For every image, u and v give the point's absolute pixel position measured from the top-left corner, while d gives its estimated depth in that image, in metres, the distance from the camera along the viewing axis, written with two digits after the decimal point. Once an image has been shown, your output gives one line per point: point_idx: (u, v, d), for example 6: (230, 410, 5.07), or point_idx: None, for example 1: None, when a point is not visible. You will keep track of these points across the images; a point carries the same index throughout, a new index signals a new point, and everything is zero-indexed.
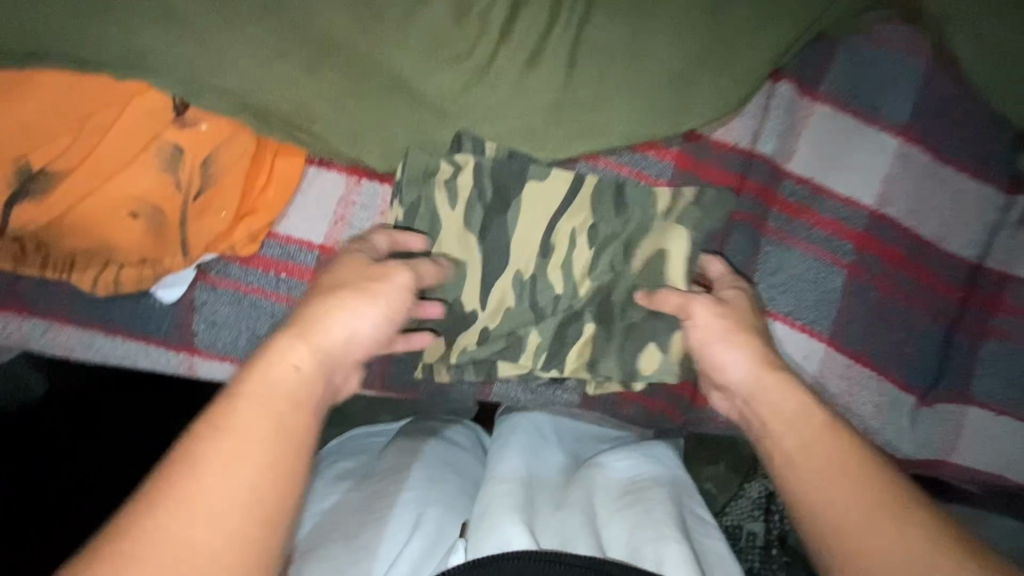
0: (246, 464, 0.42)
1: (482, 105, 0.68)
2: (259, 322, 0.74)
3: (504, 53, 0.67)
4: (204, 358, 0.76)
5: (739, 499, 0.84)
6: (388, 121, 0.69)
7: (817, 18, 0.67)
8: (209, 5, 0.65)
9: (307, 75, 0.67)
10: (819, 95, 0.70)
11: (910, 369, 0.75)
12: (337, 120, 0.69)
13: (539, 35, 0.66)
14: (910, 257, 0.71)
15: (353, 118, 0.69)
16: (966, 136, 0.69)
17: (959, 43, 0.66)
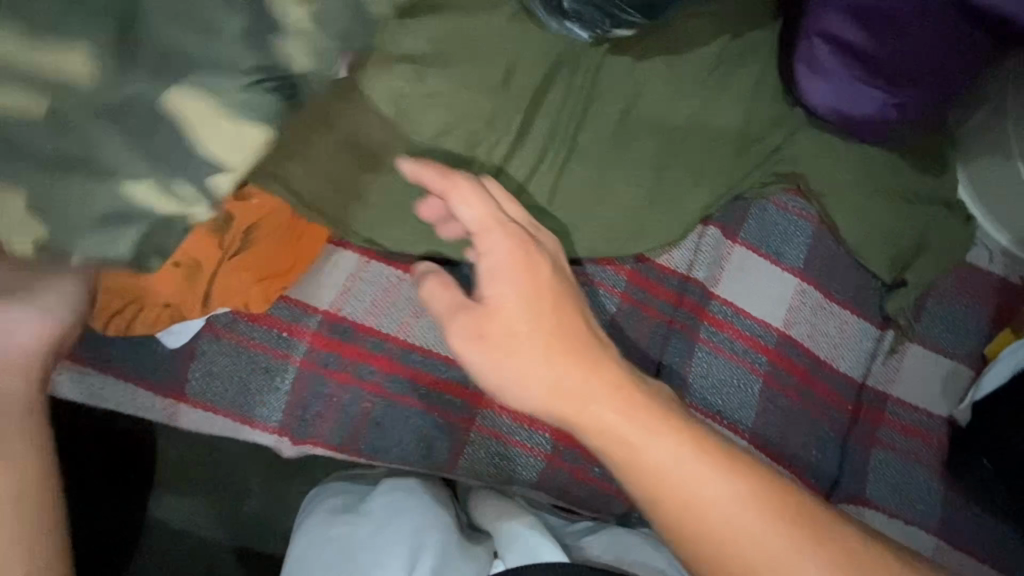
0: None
1: None
2: (254, 378, 0.74)
3: (504, 176, 0.83)
4: (190, 407, 0.73)
5: None
6: (406, 216, 0.76)
7: (732, 185, 0.91)
8: None
9: (345, 170, 0.73)
10: (739, 240, 0.90)
11: (820, 471, 0.88)
12: (363, 210, 0.75)
13: (531, 168, 0.85)
14: (811, 373, 0.88)
15: (378, 209, 0.75)
16: (846, 282, 0.91)
17: (833, 213, 0.92)
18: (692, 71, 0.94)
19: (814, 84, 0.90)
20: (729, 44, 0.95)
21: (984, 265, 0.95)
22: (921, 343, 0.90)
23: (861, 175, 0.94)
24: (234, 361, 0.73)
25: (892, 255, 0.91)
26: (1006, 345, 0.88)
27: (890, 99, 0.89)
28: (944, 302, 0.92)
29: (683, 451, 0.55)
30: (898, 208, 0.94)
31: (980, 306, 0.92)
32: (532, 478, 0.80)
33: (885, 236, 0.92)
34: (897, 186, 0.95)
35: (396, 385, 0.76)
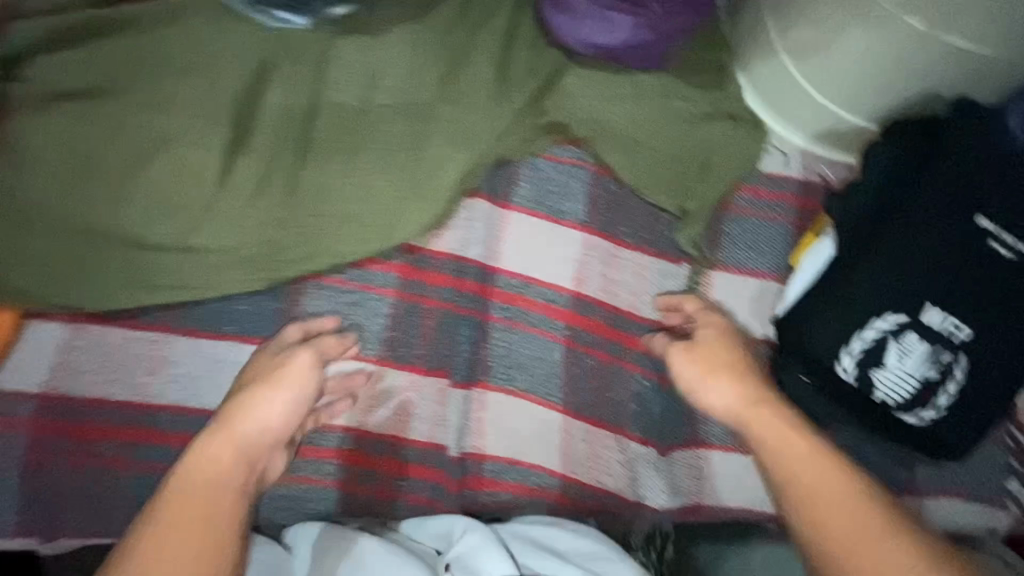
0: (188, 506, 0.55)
1: (207, 244, 0.73)
2: None
3: (226, 195, 0.74)
4: None
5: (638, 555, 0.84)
6: (107, 270, 0.71)
7: (493, 147, 0.84)
8: None
9: (25, 241, 0.69)
10: (512, 206, 0.84)
11: (645, 424, 0.84)
12: (56, 277, 0.70)
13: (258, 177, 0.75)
14: (614, 328, 0.84)
15: (70, 269, 0.70)
16: (636, 224, 0.85)
17: (608, 155, 0.86)
18: (431, 35, 0.87)
19: (559, 21, 0.87)
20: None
21: (781, 172, 0.90)
22: (724, 269, 0.85)
23: (635, 106, 0.88)
24: None
25: (679, 185, 0.86)
26: (808, 249, 0.83)
27: (638, 19, 0.85)
28: (741, 220, 0.87)
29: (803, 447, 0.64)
30: (678, 133, 0.88)
31: (780, 215, 0.88)
32: (329, 509, 0.76)
33: (667, 166, 0.86)
34: (676, 110, 0.89)
35: (147, 453, 0.69)
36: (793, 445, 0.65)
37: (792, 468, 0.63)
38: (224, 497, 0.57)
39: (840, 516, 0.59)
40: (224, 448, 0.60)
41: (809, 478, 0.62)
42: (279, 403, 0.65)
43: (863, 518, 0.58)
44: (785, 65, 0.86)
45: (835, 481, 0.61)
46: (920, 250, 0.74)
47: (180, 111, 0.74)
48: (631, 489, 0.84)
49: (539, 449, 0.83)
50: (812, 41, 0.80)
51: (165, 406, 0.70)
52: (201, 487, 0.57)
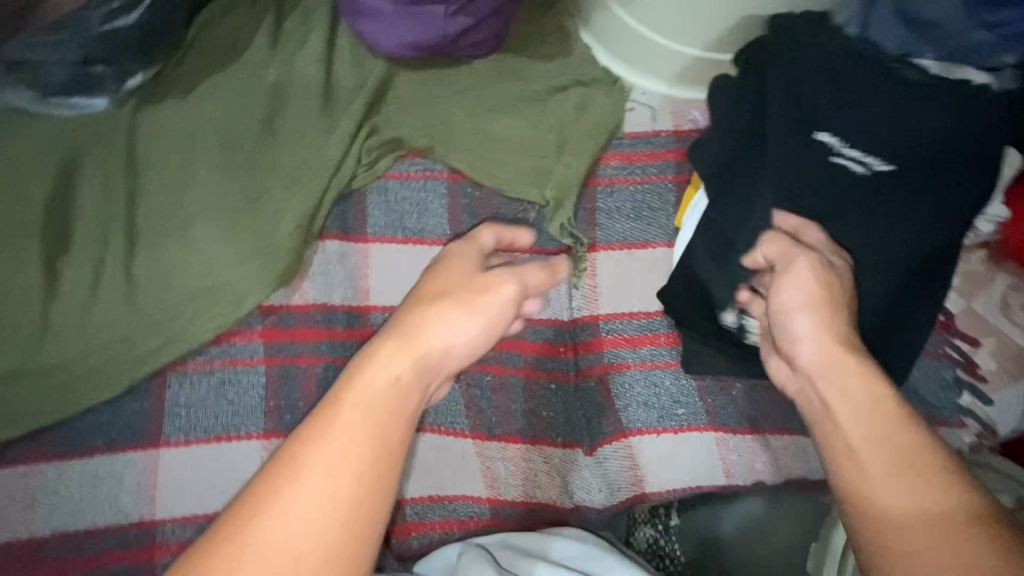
0: (344, 478, 0.46)
1: (50, 361, 0.70)
2: None
3: (59, 306, 0.71)
4: None
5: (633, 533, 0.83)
6: None
7: (334, 182, 0.79)
8: None
9: None
10: (369, 238, 0.80)
11: (563, 426, 0.80)
12: None
13: (90, 279, 0.72)
14: (506, 338, 0.79)
15: None
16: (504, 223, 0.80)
17: (458, 157, 0.80)
18: (247, 81, 0.82)
19: (371, 29, 0.80)
20: (279, 28, 0.85)
21: (648, 127, 0.83)
22: (606, 247, 0.80)
23: (475, 97, 0.82)
24: None
25: (539, 169, 0.80)
26: (688, 207, 0.78)
27: (450, 7, 0.77)
28: (615, 191, 0.81)
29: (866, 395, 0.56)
30: (527, 114, 0.82)
31: (655, 176, 0.82)
32: None
33: (521, 153, 0.80)
34: (521, 90, 0.83)
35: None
36: (877, 404, 0.56)
37: (873, 430, 0.54)
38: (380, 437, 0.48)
39: (901, 482, 0.51)
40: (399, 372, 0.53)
41: (869, 450, 0.53)
42: (466, 329, 0.58)
43: (932, 474, 0.51)
44: (617, 17, 0.80)
45: (910, 439, 0.53)
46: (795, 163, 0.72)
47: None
48: (567, 493, 0.80)
49: (460, 480, 0.79)
50: None
51: (53, 535, 0.68)
52: (375, 419, 0.49)
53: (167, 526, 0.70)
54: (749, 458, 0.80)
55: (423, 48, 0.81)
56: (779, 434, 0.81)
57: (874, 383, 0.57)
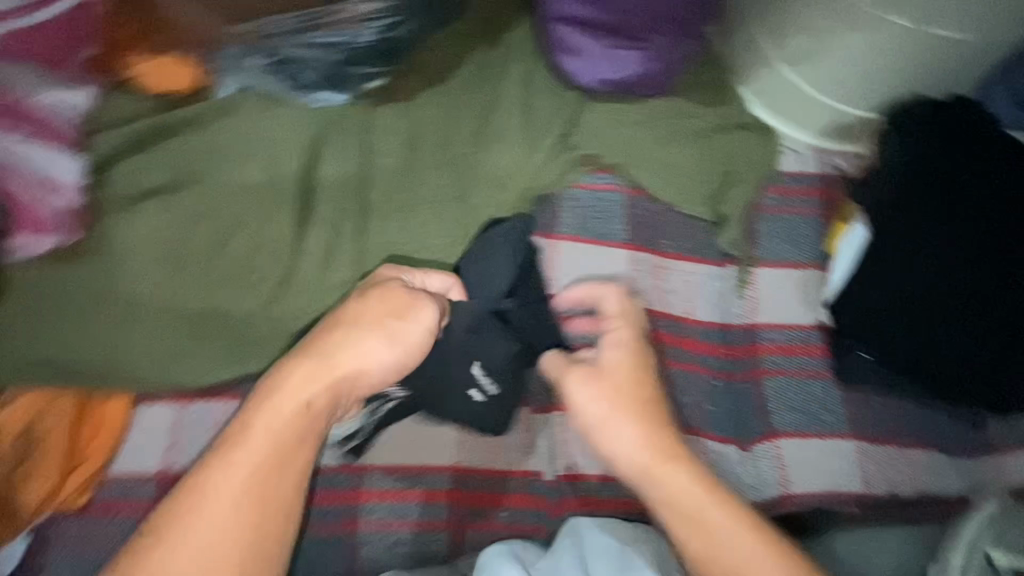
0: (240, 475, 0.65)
1: (294, 308, 0.79)
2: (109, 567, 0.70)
3: (302, 263, 0.80)
4: None
5: None
6: (201, 348, 0.74)
7: (535, 187, 0.91)
8: (28, 300, 0.68)
9: (116, 332, 0.71)
10: (559, 236, 0.90)
11: (720, 422, 0.87)
12: (151, 362, 0.72)
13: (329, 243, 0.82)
14: (676, 334, 0.88)
15: (165, 353, 0.73)
16: (679, 236, 0.91)
17: (643, 177, 0.92)
18: (461, 92, 0.94)
19: (573, 65, 0.93)
20: (487, 54, 0.96)
21: (798, 169, 0.97)
22: (766, 264, 0.91)
23: (657, 128, 0.95)
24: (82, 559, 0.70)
25: (709, 194, 0.92)
26: (842, 236, 0.89)
27: (645, 53, 0.91)
28: (773, 218, 0.93)
29: (682, 481, 0.73)
30: (699, 149, 0.94)
31: (807, 208, 0.94)
32: (443, 552, 0.77)
33: (695, 179, 0.92)
34: (692, 126, 0.96)
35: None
36: (677, 475, 0.73)
37: (674, 494, 0.72)
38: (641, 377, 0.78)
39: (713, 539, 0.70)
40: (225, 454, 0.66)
41: (678, 513, 0.72)
42: (379, 345, 0.71)
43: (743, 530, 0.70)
44: (785, 75, 0.93)
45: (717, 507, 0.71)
46: (924, 251, 0.81)
47: (252, 192, 0.80)
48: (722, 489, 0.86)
49: None
50: (809, 49, 0.88)
51: None
52: (265, 455, 0.66)
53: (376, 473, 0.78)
54: (887, 469, 0.87)
55: (615, 84, 0.94)
56: (916, 447, 0.88)
57: (681, 469, 0.73)
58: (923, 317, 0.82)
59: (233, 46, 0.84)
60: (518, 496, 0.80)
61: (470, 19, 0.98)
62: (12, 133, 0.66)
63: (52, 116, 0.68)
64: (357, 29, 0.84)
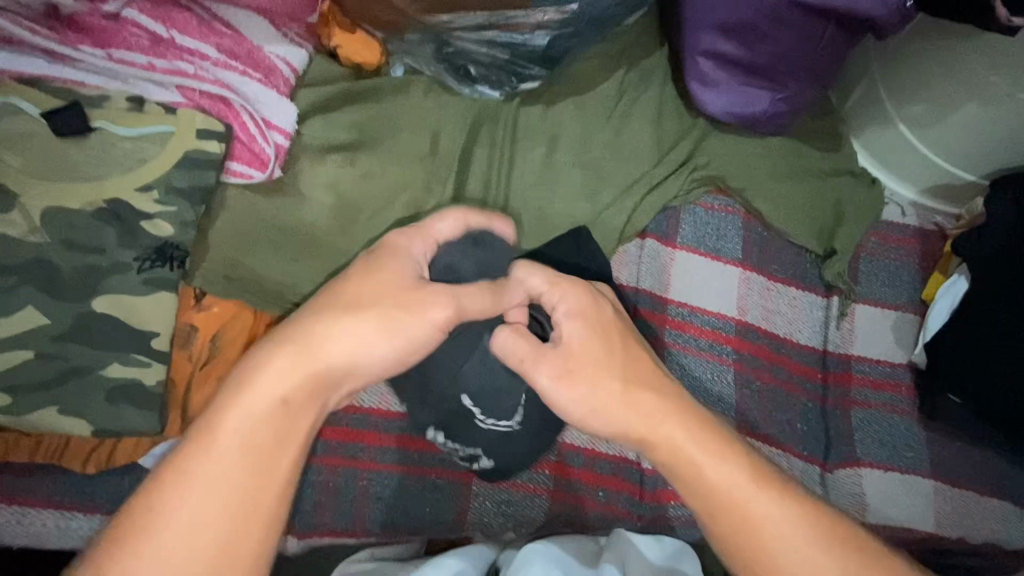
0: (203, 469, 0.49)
1: None
2: None
3: None
4: None
5: None
6: None
7: (660, 196, 0.98)
8: (229, 218, 0.74)
9: (292, 262, 0.75)
10: (678, 245, 0.97)
11: (810, 440, 0.92)
12: None
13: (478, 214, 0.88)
14: (776, 352, 0.94)
15: None
16: (786, 263, 0.98)
17: (759, 202, 0.99)
18: (600, 105, 1.04)
19: (707, 96, 1.01)
20: (625, 77, 1.07)
21: (899, 220, 1.04)
22: (864, 302, 0.97)
23: (773, 162, 1.03)
24: None
25: (819, 229, 0.99)
26: (940, 286, 0.96)
27: (777, 94, 1.00)
28: (875, 259, 1.00)
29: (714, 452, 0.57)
30: (812, 188, 1.02)
31: (907, 256, 1.01)
32: (540, 519, 0.81)
33: (807, 214, 0.99)
34: (805, 166, 1.04)
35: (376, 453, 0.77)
36: (712, 464, 0.56)
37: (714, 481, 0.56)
38: (616, 343, 0.61)
39: (778, 525, 0.54)
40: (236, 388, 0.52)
41: (739, 504, 0.55)
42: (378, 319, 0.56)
43: (801, 525, 0.54)
44: (901, 132, 1.01)
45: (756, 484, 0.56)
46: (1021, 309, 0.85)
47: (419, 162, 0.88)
48: None
49: None
50: (927, 113, 0.96)
51: (405, 413, 0.79)
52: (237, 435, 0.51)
53: None
54: (964, 515, 0.90)
55: (742, 118, 1.03)
56: (993, 498, 0.91)
57: (708, 454, 0.57)
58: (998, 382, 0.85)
59: (415, 33, 0.93)
60: (614, 479, 0.85)
61: (613, 45, 1.08)
62: (245, 74, 0.74)
63: (276, 64, 0.76)
64: (531, 34, 0.91)
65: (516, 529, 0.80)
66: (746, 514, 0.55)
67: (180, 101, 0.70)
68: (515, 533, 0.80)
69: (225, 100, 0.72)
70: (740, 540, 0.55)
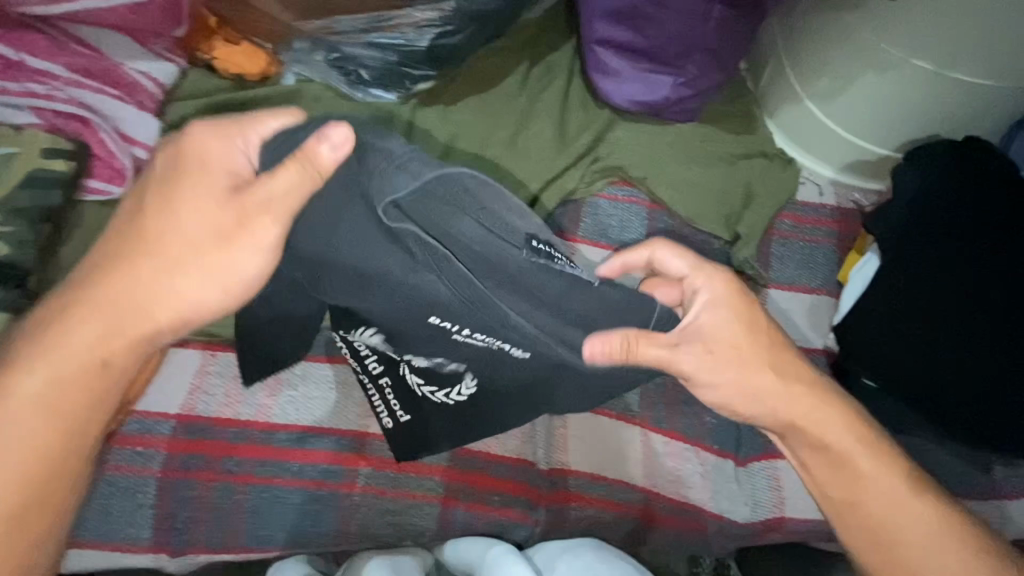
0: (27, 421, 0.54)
1: None
2: (127, 502, 0.73)
3: None
4: (88, 548, 0.72)
5: None
6: None
7: (561, 191, 0.97)
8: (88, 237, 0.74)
9: None
10: (578, 238, 0.96)
11: (720, 435, 0.88)
12: None
13: None
14: None
15: None
16: (695, 250, 0.95)
17: (662, 191, 0.97)
18: (500, 100, 1.02)
19: (607, 86, 0.99)
20: (529, 72, 1.05)
21: (816, 201, 1.00)
22: (776, 287, 0.94)
23: (680, 149, 1.00)
24: (105, 490, 0.73)
25: (726, 216, 0.96)
26: (854, 265, 0.92)
27: (678, 78, 0.96)
28: (788, 243, 0.96)
29: (845, 437, 0.67)
30: (721, 173, 0.98)
31: (821, 236, 0.98)
32: (431, 526, 0.79)
33: (715, 200, 0.96)
34: (716, 151, 1.01)
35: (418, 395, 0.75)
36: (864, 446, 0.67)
37: (849, 469, 0.66)
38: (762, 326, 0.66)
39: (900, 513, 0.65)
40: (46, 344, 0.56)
41: (869, 479, 0.66)
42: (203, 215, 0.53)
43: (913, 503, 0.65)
44: (811, 109, 0.97)
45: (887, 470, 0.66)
46: (923, 286, 0.84)
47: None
48: (712, 502, 0.87)
49: (621, 464, 0.86)
50: (831, 88, 0.92)
51: (284, 424, 0.78)
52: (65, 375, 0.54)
53: (377, 442, 0.80)
54: None
55: (647, 106, 1.00)
56: None
57: (831, 432, 0.67)
58: (946, 347, 0.83)
59: (302, 41, 0.92)
60: (512, 482, 0.82)
61: (518, 39, 1.06)
62: (101, 90, 0.74)
63: (136, 80, 0.77)
64: (412, 34, 0.89)
65: (405, 536, 0.79)
66: (856, 496, 0.66)
67: (35, 123, 0.71)
68: (404, 542, 0.78)
69: (81, 118, 0.73)
70: (861, 509, 0.66)
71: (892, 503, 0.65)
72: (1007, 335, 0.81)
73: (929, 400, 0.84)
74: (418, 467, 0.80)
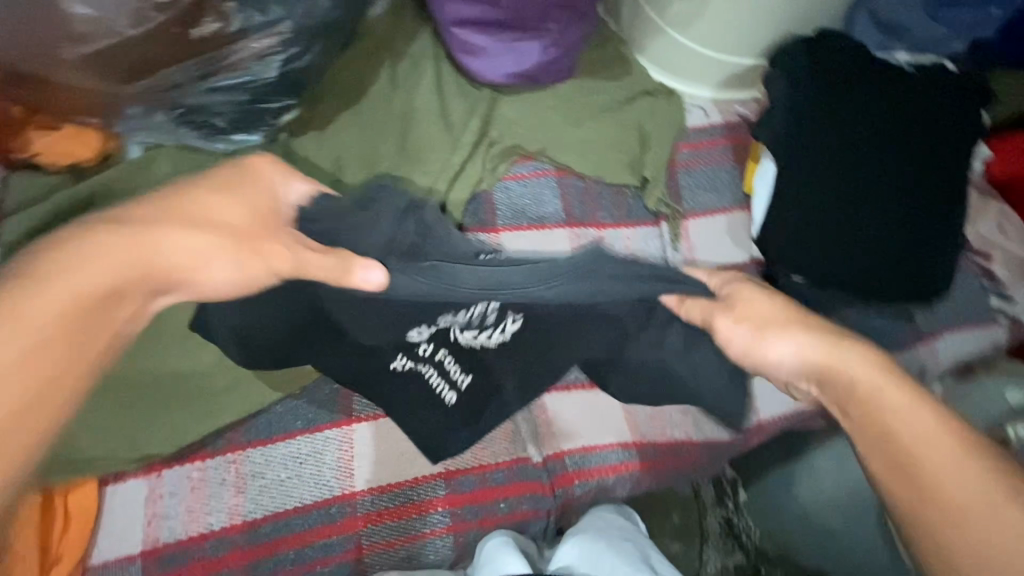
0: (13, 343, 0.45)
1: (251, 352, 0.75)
2: None
3: None
4: None
5: (704, 548, 0.89)
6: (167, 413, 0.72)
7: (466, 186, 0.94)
8: None
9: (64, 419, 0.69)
10: (499, 228, 0.94)
11: None
12: (104, 443, 0.69)
13: None
14: None
15: (120, 428, 0.70)
16: (611, 206, 0.97)
17: (565, 156, 0.97)
18: (375, 108, 0.96)
19: (479, 65, 0.96)
20: (395, 71, 0.99)
21: (704, 123, 1.04)
22: (694, 216, 0.98)
23: (568, 109, 0.99)
24: None
25: (630, 165, 0.98)
26: (755, 175, 0.97)
27: (544, 41, 0.94)
28: (691, 172, 1.00)
29: (905, 399, 0.57)
30: (611, 123, 0.99)
31: (719, 157, 1.02)
32: (449, 557, 0.78)
33: (614, 151, 0.98)
34: (601, 102, 1.01)
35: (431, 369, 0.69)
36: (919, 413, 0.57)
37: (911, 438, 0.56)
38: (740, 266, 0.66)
39: (978, 496, 0.54)
40: (89, 273, 0.48)
41: (923, 450, 0.56)
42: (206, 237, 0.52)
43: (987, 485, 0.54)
44: (675, 37, 0.99)
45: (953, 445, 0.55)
46: (832, 169, 0.90)
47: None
48: (698, 431, 0.92)
49: (607, 428, 0.88)
50: (687, 13, 0.94)
51: (264, 517, 0.73)
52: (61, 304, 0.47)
53: (367, 498, 0.76)
54: None
55: (523, 75, 0.97)
56: None
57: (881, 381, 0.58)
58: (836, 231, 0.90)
59: (133, 106, 0.81)
60: (511, 484, 0.82)
61: (372, 39, 0.99)
62: None
63: None
64: (255, 67, 0.80)
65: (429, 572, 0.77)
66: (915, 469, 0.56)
67: None
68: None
69: None
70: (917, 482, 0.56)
71: (965, 485, 0.54)
72: (878, 204, 0.90)
73: (866, 269, 0.90)
74: (417, 506, 0.78)
